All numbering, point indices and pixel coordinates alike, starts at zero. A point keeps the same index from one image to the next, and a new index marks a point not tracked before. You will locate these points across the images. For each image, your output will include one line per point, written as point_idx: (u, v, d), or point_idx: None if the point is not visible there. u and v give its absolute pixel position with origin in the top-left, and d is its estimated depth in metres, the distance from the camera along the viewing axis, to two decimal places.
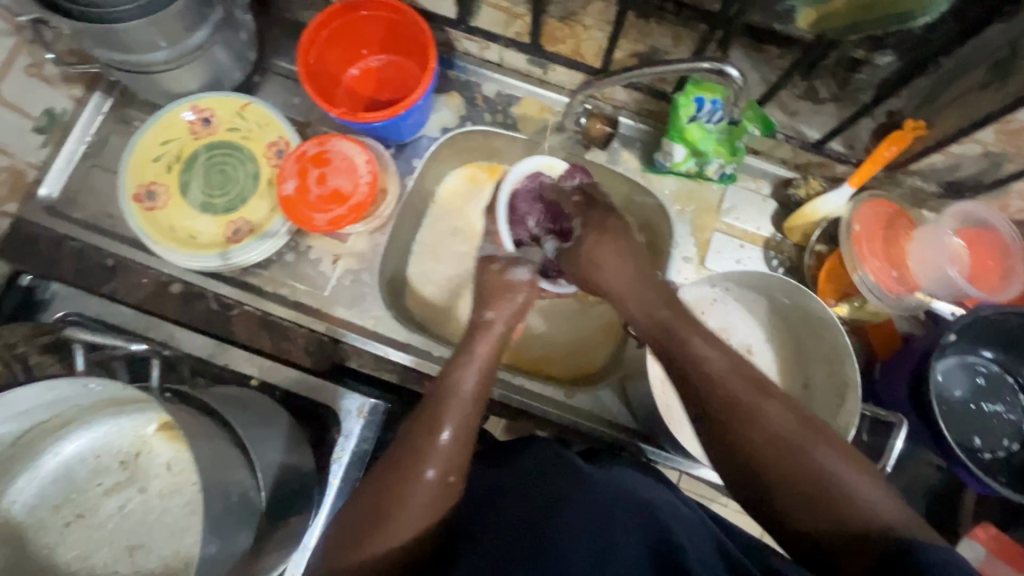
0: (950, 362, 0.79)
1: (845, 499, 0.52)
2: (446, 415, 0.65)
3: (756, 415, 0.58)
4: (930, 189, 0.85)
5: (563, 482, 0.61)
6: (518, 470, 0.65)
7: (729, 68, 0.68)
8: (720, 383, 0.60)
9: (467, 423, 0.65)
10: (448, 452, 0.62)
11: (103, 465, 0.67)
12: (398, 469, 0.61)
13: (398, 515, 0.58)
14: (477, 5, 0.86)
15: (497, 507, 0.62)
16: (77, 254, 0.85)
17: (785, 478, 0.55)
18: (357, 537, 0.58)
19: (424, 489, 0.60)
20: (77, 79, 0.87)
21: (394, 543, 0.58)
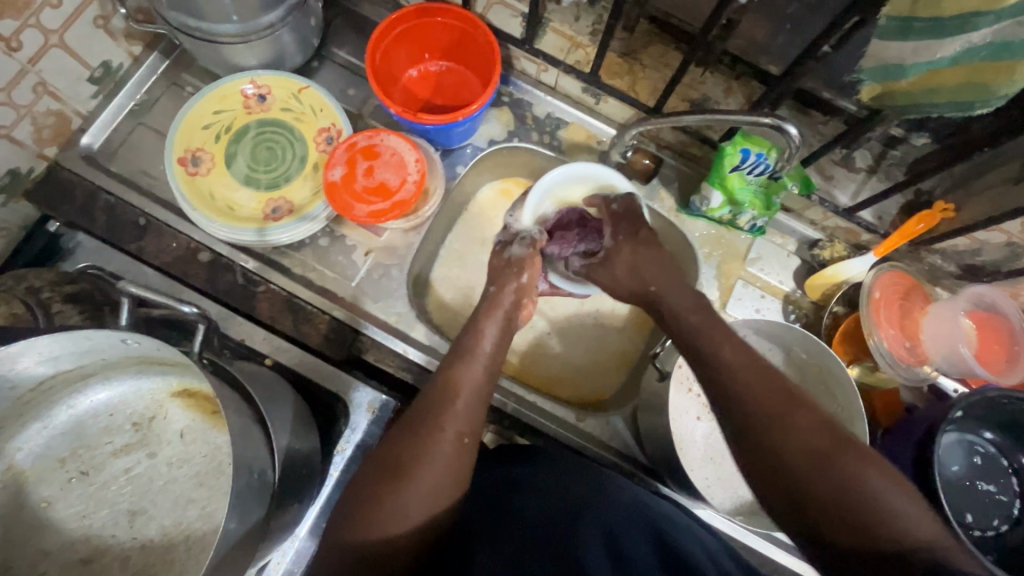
0: (949, 437, 0.81)
1: (879, 513, 0.48)
2: (462, 377, 0.65)
3: (788, 419, 0.55)
4: (948, 269, 0.89)
5: (583, 495, 0.61)
6: (535, 474, 0.65)
7: (788, 126, 0.70)
8: (744, 385, 0.58)
9: (479, 388, 0.65)
10: (461, 412, 0.62)
11: (116, 425, 0.66)
12: (419, 426, 0.60)
13: (418, 473, 0.57)
14: (542, 28, 0.89)
15: (513, 508, 0.62)
16: (110, 208, 0.85)
17: (811, 487, 0.51)
18: (378, 492, 0.57)
19: (443, 445, 0.59)
20: (139, 37, 0.87)
21: (414, 506, 0.56)
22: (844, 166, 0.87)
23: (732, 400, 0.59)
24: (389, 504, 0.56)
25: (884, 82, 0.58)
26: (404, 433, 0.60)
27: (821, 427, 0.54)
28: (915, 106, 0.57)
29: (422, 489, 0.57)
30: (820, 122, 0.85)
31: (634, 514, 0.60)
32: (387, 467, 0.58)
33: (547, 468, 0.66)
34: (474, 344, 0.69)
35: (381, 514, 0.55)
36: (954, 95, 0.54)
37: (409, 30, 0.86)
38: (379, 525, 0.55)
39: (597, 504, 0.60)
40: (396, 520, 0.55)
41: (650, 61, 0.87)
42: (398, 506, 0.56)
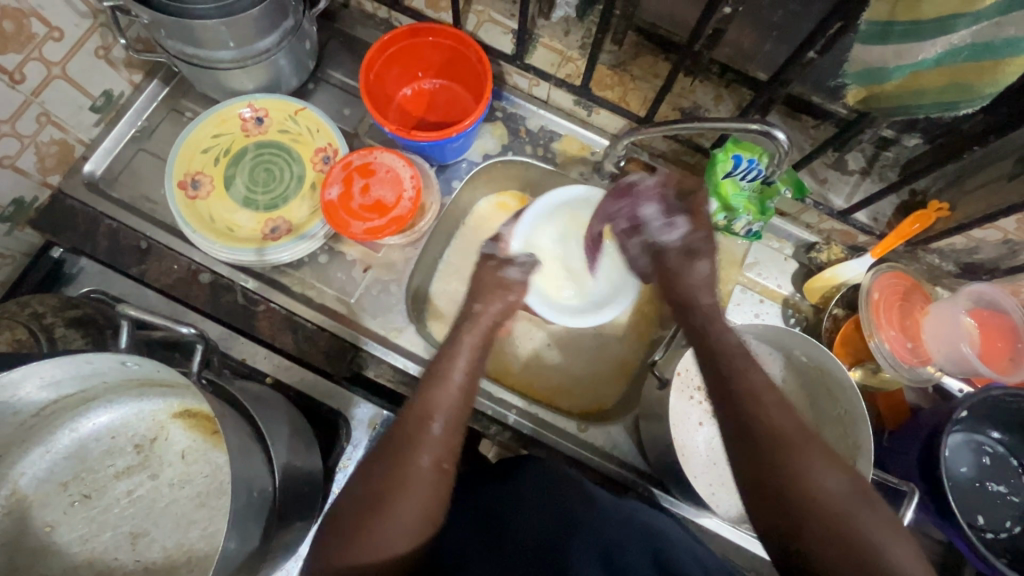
0: (957, 438, 0.81)
1: (881, 563, 0.49)
2: (439, 402, 0.63)
3: (800, 454, 0.54)
4: (946, 268, 0.88)
5: (577, 508, 0.61)
6: (524, 487, 0.66)
7: (777, 131, 0.70)
8: (762, 419, 0.56)
9: (457, 413, 0.63)
10: (438, 439, 0.60)
11: (118, 447, 0.66)
12: (395, 452, 0.59)
13: (395, 507, 0.56)
14: (533, 43, 0.90)
15: (509, 525, 0.62)
16: (113, 233, 0.86)
17: (808, 522, 0.51)
18: (355, 520, 0.56)
19: (421, 472, 0.58)
20: (139, 65, 0.89)
21: (394, 534, 0.55)
22: (837, 168, 0.87)
23: (750, 433, 0.56)
24: (369, 537, 0.55)
25: (868, 86, 0.58)
26: (379, 459, 0.59)
27: (842, 470, 0.53)
28: (903, 107, 0.58)
29: (399, 517, 0.56)
30: (811, 126, 0.85)
31: (633, 528, 0.60)
32: (364, 496, 0.57)
33: (542, 481, 0.66)
34: (452, 361, 0.66)
35: (361, 551, 0.54)
36: (940, 95, 0.54)
37: (402, 51, 0.88)
38: (358, 558, 0.54)
39: (591, 515, 0.61)
40: (377, 550, 0.55)
41: (640, 72, 0.89)
42: (376, 536, 0.55)
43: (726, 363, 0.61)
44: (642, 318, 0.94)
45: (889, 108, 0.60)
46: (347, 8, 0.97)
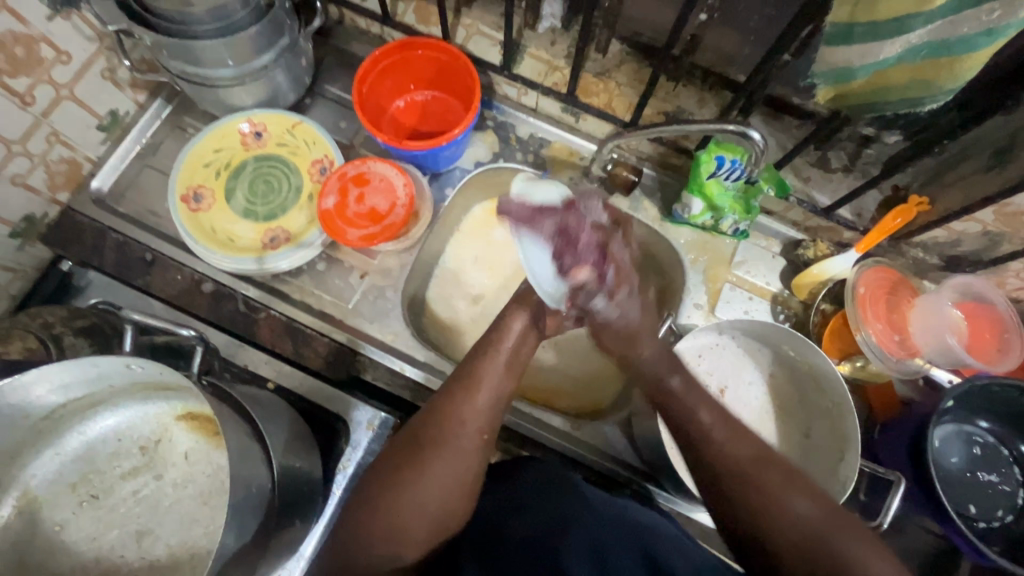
0: (947, 429, 0.81)
1: (853, 573, 0.52)
2: (487, 378, 0.67)
3: (770, 494, 0.58)
4: (931, 261, 0.89)
5: (570, 511, 0.62)
6: (521, 489, 0.67)
7: (752, 132, 0.73)
8: (730, 465, 0.61)
9: (500, 388, 0.67)
10: (482, 410, 0.65)
11: (123, 449, 0.69)
12: (442, 419, 0.63)
13: (437, 463, 0.61)
14: (520, 54, 0.93)
15: (503, 526, 0.63)
16: (119, 246, 0.89)
17: (783, 555, 0.56)
18: (399, 473, 0.61)
19: (464, 438, 0.63)
20: (143, 85, 0.93)
21: (430, 492, 0.60)
22: (819, 166, 0.89)
23: (707, 462, 0.62)
24: (409, 492, 0.60)
25: (837, 85, 0.61)
26: (427, 423, 0.64)
27: (804, 492, 0.58)
28: (870, 103, 0.61)
29: (438, 476, 0.60)
30: (793, 126, 0.88)
31: (620, 523, 0.62)
32: (409, 452, 0.62)
33: (535, 483, 0.67)
34: (501, 342, 0.70)
35: (401, 501, 0.59)
36: (906, 91, 0.57)
37: (394, 64, 0.91)
38: (397, 511, 0.59)
39: (586, 515, 0.62)
40: (416, 500, 0.59)
41: (625, 79, 0.92)
42: (415, 491, 0.60)
43: (679, 405, 0.66)
44: None
45: (859, 105, 0.62)
46: (342, 25, 1.01)
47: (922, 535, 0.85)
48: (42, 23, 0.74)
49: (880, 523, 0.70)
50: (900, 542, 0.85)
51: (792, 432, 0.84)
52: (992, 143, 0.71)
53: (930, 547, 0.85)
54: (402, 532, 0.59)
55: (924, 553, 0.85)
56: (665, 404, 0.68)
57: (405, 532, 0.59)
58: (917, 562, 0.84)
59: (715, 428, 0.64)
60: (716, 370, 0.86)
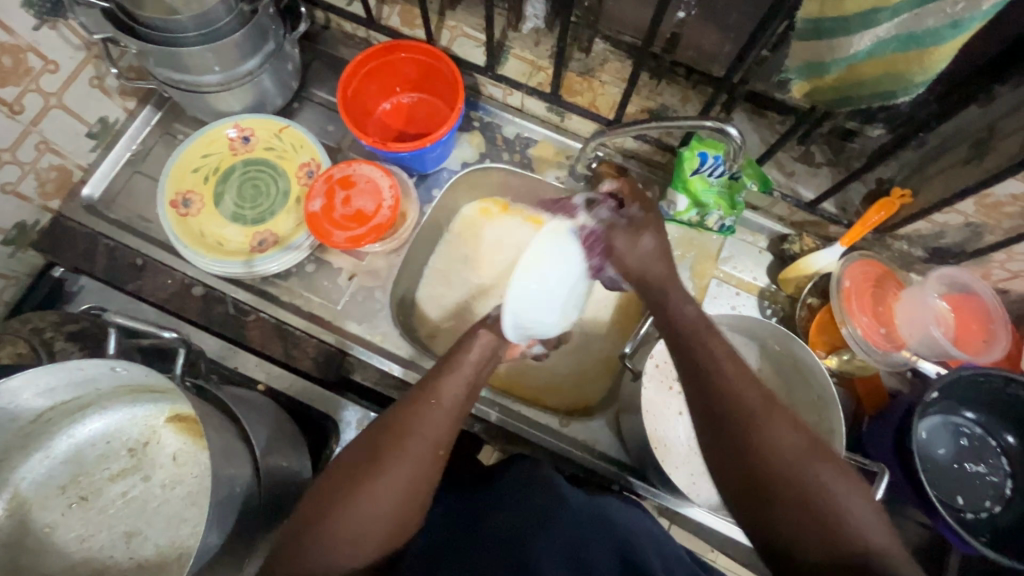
0: (933, 421, 0.81)
1: (838, 510, 0.48)
2: (447, 387, 0.64)
3: (765, 419, 0.53)
4: (916, 254, 0.90)
5: (546, 505, 0.64)
6: (501, 492, 0.69)
7: (729, 128, 0.74)
8: (726, 389, 0.55)
9: (460, 400, 0.64)
10: (439, 420, 0.61)
11: (112, 451, 0.70)
12: (397, 427, 0.60)
13: (384, 476, 0.57)
14: (504, 55, 0.94)
15: (481, 522, 0.65)
16: (110, 251, 0.90)
17: (771, 481, 0.50)
18: (346, 485, 0.57)
19: (419, 450, 0.59)
20: (132, 93, 0.94)
21: (376, 507, 0.56)
22: (803, 162, 0.90)
23: (706, 401, 0.56)
24: (358, 503, 0.56)
25: (811, 79, 0.61)
26: (382, 431, 0.60)
27: (788, 422, 0.53)
28: (844, 97, 0.61)
29: (388, 489, 0.56)
30: (776, 121, 0.88)
31: (598, 522, 0.63)
32: (360, 460, 0.58)
33: (514, 483, 0.69)
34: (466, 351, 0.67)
35: (343, 518, 0.55)
36: (878, 84, 0.57)
37: (379, 68, 0.92)
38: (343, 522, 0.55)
39: (561, 511, 0.63)
40: (359, 515, 0.55)
41: (609, 77, 0.92)
42: (364, 504, 0.56)
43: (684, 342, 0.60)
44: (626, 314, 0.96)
45: (833, 99, 0.62)
46: (328, 30, 1.02)
47: (911, 527, 0.85)
48: (28, 33, 0.75)
49: None
50: None
51: None
52: (971, 136, 0.71)
53: (919, 538, 0.85)
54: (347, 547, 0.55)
55: (913, 544, 0.85)
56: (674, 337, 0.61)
57: (348, 549, 0.55)
58: (906, 554, 0.84)
59: (720, 364, 0.57)
60: None
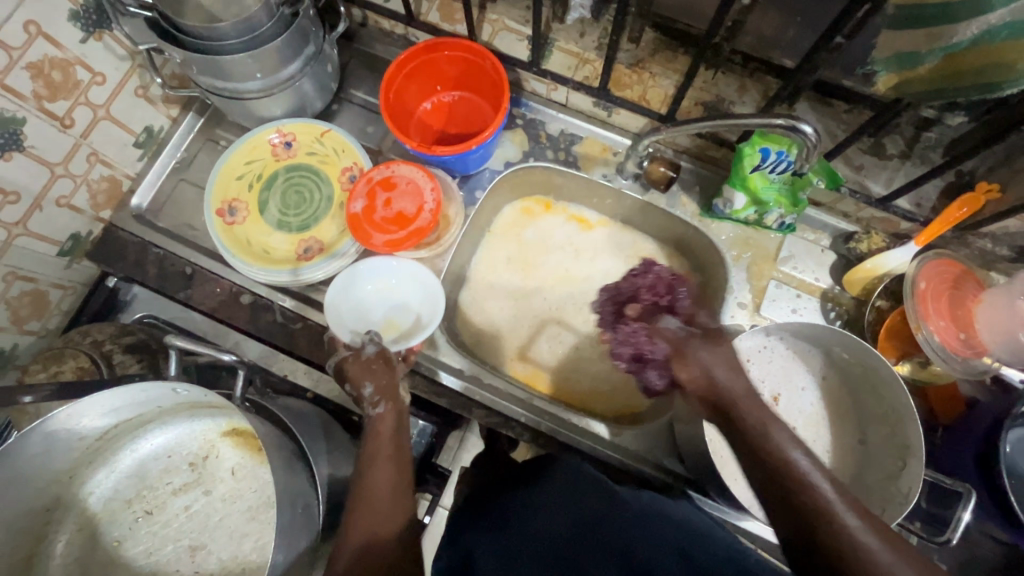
0: (1021, 433, 0.76)
1: None
2: (380, 478, 0.63)
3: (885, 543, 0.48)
4: (1000, 252, 0.82)
5: (596, 509, 0.61)
6: (545, 490, 0.66)
7: (803, 126, 0.68)
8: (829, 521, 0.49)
9: (400, 480, 0.64)
10: (385, 515, 0.61)
11: (174, 465, 0.70)
12: (351, 539, 0.58)
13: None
14: (548, 49, 0.91)
15: (522, 528, 0.62)
16: (160, 261, 0.91)
17: None
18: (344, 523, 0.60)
19: (388, 543, 0.58)
20: (175, 100, 0.95)
21: None
22: (874, 154, 0.84)
23: (793, 520, 0.51)
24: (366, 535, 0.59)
25: (899, 72, 0.56)
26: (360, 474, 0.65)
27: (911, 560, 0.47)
28: (935, 92, 0.56)
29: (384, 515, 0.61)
30: (843, 111, 0.83)
31: (658, 520, 0.60)
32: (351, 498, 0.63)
33: (555, 479, 0.67)
34: (374, 456, 0.65)
35: None
36: (978, 78, 0.52)
37: (420, 66, 0.90)
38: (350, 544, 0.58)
39: (612, 512, 0.61)
40: None
41: (659, 70, 0.87)
42: None
43: (757, 439, 0.54)
44: None
45: (923, 93, 0.57)
46: (366, 28, 1.00)
47: (988, 544, 0.80)
48: (75, 46, 0.75)
49: (951, 538, 0.66)
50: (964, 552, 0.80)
51: (845, 437, 0.82)
52: None
53: (997, 557, 0.80)
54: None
55: (990, 562, 0.80)
56: (738, 433, 0.55)
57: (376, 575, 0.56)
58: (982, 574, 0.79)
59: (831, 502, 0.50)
60: (761, 374, 0.83)
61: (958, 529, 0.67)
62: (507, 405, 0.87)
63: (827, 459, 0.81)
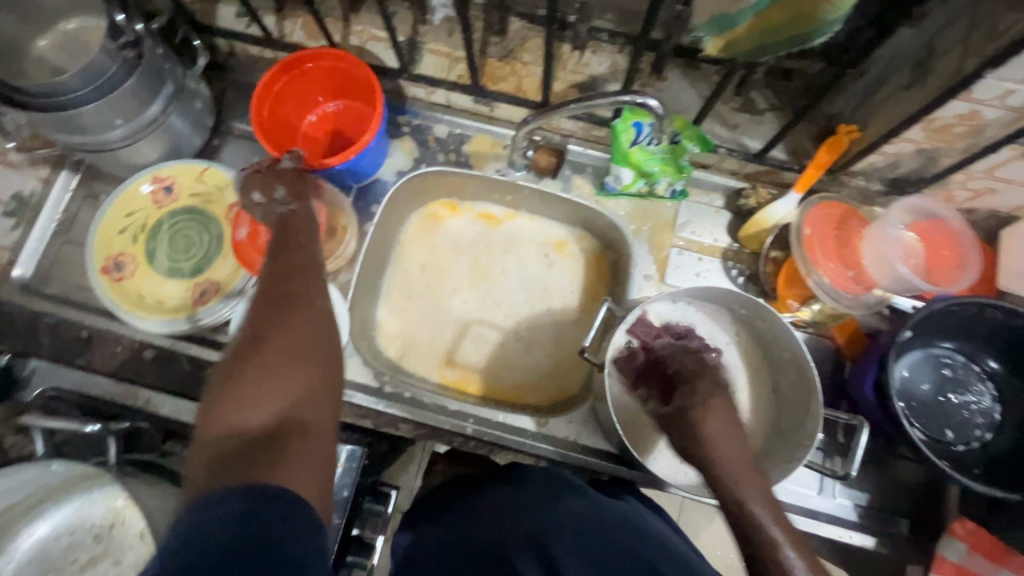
0: (914, 357, 0.79)
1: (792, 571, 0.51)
2: (273, 319, 0.55)
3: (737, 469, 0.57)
4: (875, 187, 0.86)
5: (578, 512, 0.65)
6: (531, 496, 0.68)
7: (648, 100, 0.71)
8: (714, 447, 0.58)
9: (294, 294, 0.58)
10: (286, 334, 0.54)
11: (78, 540, 0.68)
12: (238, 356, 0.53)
13: (249, 378, 0.51)
14: (419, 53, 0.91)
15: (514, 524, 0.64)
16: (52, 329, 0.88)
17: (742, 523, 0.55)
18: (220, 393, 0.51)
19: (277, 349, 0.53)
20: (43, 161, 0.91)
21: (243, 415, 0.49)
22: (746, 110, 0.86)
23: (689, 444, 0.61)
24: (255, 383, 0.51)
25: (720, 34, 0.58)
26: (256, 318, 0.56)
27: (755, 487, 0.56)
28: (760, 48, 0.59)
29: (284, 349, 0.53)
30: (711, 73, 0.85)
31: (627, 529, 0.64)
32: (234, 357, 0.53)
33: (543, 482, 0.70)
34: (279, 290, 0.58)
35: (216, 420, 0.49)
36: (791, 29, 0.55)
37: (292, 83, 0.88)
38: (226, 422, 0.49)
39: (590, 516, 0.64)
40: (235, 423, 0.49)
41: (530, 57, 0.89)
42: (226, 412, 0.50)
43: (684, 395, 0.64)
44: (589, 296, 0.97)
45: (750, 49, 0.60)
46: (235, 57, 0.98)
47: (906, 467, 0.83)
48: None
49: (851, 470, 0.71)
50: (887, 481, 0.83)
51: (759, 387, 0.84)
52: (911, 58, 0.68)
53: (917, 478, 0.83)
54: (292, 458, 0.47)
55: (911, 485, 0.83)
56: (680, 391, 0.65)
57: (264, 419, 0.49)
58: (907, 494, 0.82)
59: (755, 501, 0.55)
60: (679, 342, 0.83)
61: (857, 454, 0.71)
62: (434, 415, 0.87)
63: (744, 414, 0.83)
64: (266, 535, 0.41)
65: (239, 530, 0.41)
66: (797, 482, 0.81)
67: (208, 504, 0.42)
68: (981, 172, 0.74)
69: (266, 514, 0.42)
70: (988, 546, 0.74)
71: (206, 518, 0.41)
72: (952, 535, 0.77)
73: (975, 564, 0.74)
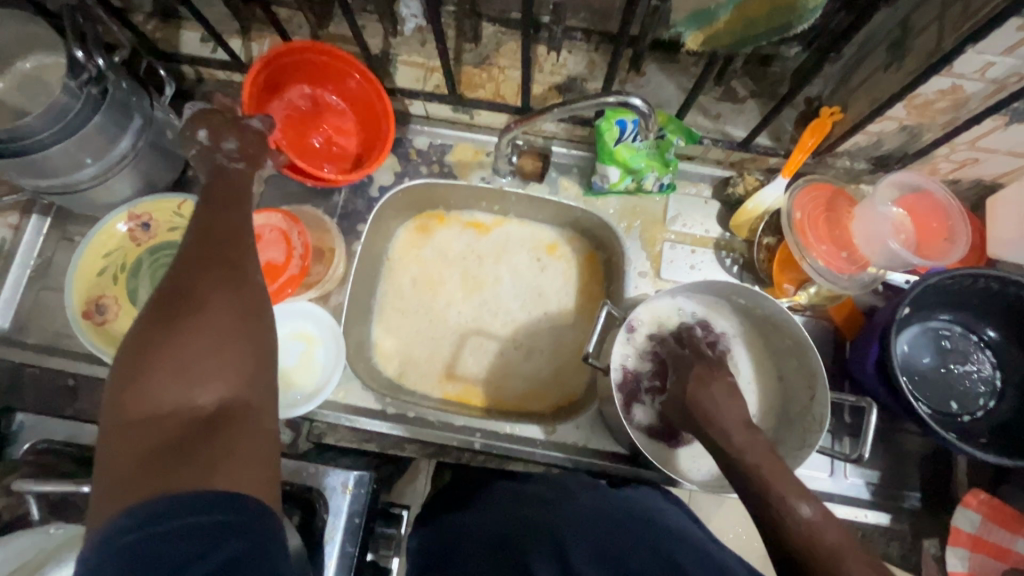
0: (913, 332, 0.80)
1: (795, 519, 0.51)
2: (207, 280, 0.51)
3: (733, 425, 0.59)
4: (861, 166, 0.86)
5: (587, 506, 0.63)
6: (539, 494, 0.67)
7: (633, 100, 0.69)
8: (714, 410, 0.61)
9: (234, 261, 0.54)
10: (223, 301, 0.50)
11: None
12: (163, 320, 0.48)
13: (180, 344, 0.47)
14: (392, 65, 0.89)
15: (525, 518, 0.62)
16: (36, 380, 0.85)
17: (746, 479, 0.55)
18: (143, 361, 0.47)
19: (215, 316, 0.49)
20: (12, 207, 0.88)
21: (172, 389, 0.46)
22: (727, 99, 0.86)
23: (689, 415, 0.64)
24: (188, 363, 0.47)
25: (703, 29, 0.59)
26: (185, 282, 0.51)
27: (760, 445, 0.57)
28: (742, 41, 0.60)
29: (220, 324, 0.49)
30: (689, 65, 0.85)
31: (642, 522, 0.62)
32: (161, 315, 0.49)
33: (551, 483, 0.69)
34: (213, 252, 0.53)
35: (141, 392, 0.45)
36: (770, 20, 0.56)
37: (304, 65, 0.84)
38: (157, 402, 0.45)
39: (599, 510, 0.63)
40: (166, 398, 0.45)
41: (506, 61, 0.88)
42: (152, 383, 0.46)
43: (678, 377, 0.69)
44: (585, 296, 0.96)
45: (732, 43, 0.61)
46: (204, 83, 0.95)
47: (914, 441, 0.84)
48: None
49: (863, 453, 0.69)
50: (897, 457, 0.83)
51: (766, 376, 0.84)
52: (886, 38, 0.70)
53: (925, 451, 0.83)
54: (236, 446, 0.44)
55: (921, 458, 0.83)
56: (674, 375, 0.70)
57: (205, 401, 0.46)
58: (916, 468, 0.83)
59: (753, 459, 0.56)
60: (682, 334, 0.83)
61: (868, 438, 0.70)
62: (440, 432, 0.85)
63: (752, 404, 0.83)
64: (236, 553, 0.38)
65: (206, 555, 0.37)
66: (811, 467, 0.82)
67: (156, 519, 0.38)
68: (964, 145, 0.75)
69: (235, 530, 0.39)
70: (1001, 515, 0.78)
71: (159, 535, 0.38)
72: (967, 507, 0.78)
73: (991, 533, 0.77)
